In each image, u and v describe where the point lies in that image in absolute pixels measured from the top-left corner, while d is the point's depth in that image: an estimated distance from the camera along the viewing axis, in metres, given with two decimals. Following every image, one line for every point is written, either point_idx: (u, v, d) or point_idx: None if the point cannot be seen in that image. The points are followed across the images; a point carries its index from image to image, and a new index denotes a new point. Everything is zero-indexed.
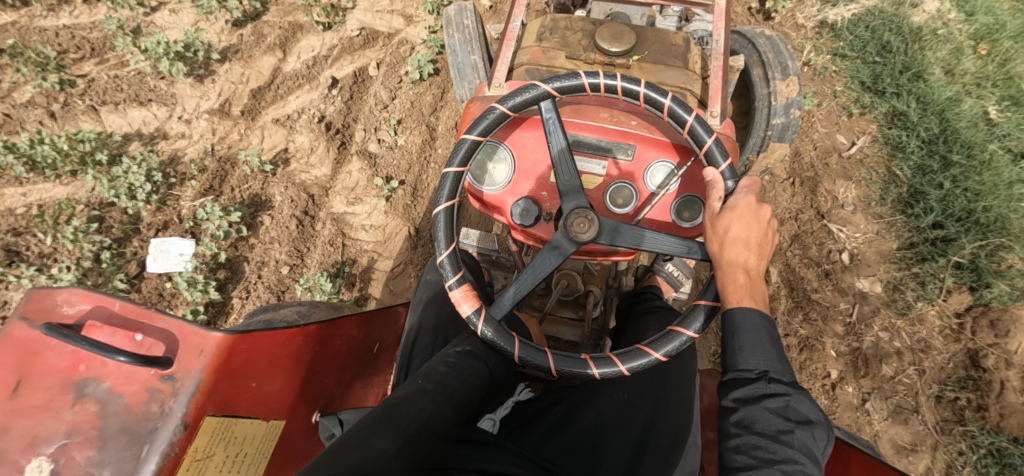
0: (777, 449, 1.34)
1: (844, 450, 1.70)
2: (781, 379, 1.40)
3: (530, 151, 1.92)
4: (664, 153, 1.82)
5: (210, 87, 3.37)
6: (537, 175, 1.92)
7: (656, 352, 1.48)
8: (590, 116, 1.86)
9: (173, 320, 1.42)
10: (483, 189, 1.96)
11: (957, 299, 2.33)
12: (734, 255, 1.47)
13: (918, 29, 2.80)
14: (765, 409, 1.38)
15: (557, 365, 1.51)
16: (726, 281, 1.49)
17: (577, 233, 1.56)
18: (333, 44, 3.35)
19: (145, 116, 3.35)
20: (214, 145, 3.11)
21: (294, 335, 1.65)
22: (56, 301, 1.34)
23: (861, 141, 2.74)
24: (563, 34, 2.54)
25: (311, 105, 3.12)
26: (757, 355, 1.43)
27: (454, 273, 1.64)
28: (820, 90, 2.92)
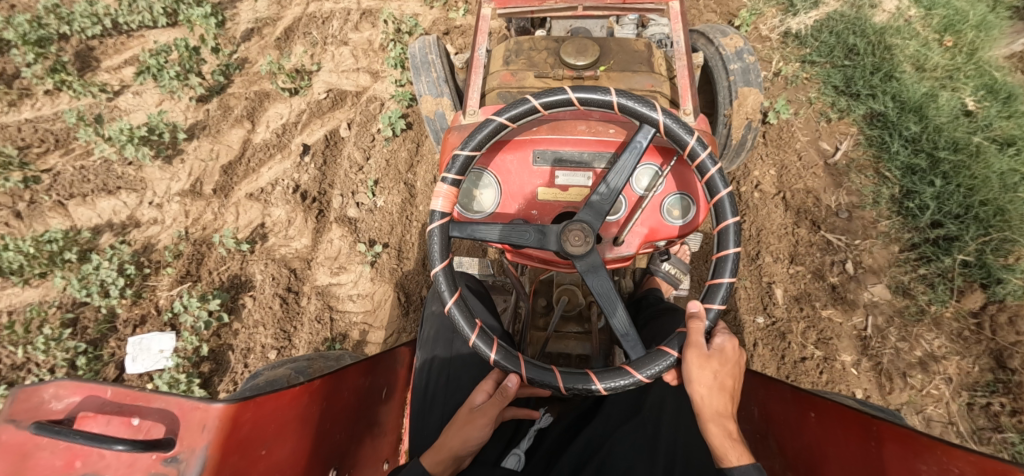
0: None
1: (872, 424, 1.52)
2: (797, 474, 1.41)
3: (513, 176, 1.82)
4: (646, 156, 1.75)
5: (180, 167, 3.28)
6: (525, 196, 1.83)
7: (639, 375, 1.44)
8: (568, 132, 1.81)
9: (171, 397, 1.35)
10: (472, 216, 1.85)
11: (971, 299, 2.26)
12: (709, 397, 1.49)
13: (882, 29, 2.79)
14: None
15: (564, 384, 1.44)
16: (722, 438, 1.49)
17: (574, 247, 1.56)
18: (302, 110, 3.29)
19: (115, 205, 3.25)
20: (189, 228, 3.00)
21: (298, 394, 1.57)
22: (43, 397, 1.27)
23: (845, 146, 2.68)
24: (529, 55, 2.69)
25: (285, 174, 3.04)
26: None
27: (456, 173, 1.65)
28: (794, 98, 2.87)
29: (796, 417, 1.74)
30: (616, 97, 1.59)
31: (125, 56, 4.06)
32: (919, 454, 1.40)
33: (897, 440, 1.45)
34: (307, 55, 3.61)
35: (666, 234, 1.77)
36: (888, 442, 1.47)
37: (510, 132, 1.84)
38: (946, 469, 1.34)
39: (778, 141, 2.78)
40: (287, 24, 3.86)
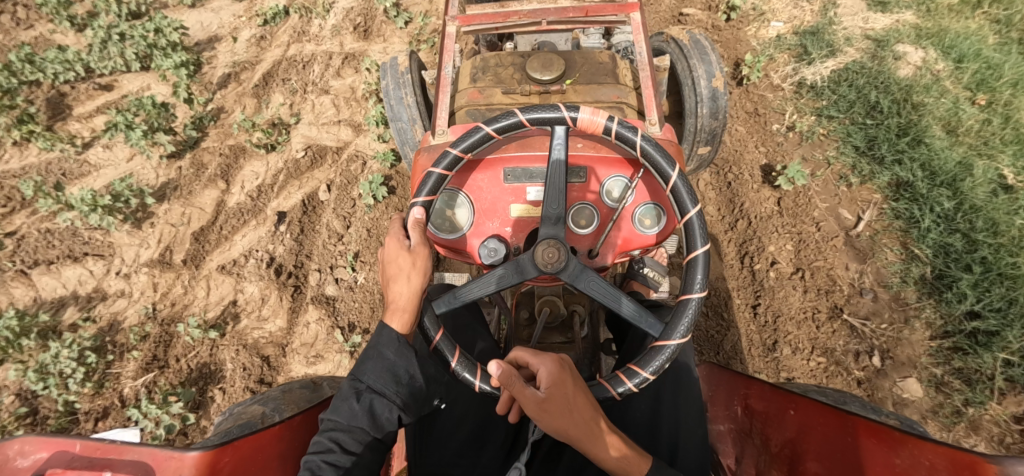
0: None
1: (846, 418, 1.38)
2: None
3: (483, 193, 1.76)
4: (615, 169, 1.73)
5: (150, 231, 3.07)
6: (498, 212, 1.76)
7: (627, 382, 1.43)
8: (537, 148, 1.79)
9: (144, 448, 1.28)
10: (441, 235, 1.77)
11: (1012, 402, 2.05)
12: (573, 396, 1.34)
13: (907, 85, 2.57)
14: None
15: None
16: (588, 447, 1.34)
17: (544, 266, 1.48)
18: (279, 169, 3.07)
19: (81, 274, 3.04)
20: (156, 304, 2.79)
21: (279, 431, 1.47)
22: (7, 454, 1.21)
23: (868, 215, 2.44)
24: (495, 71, 2.78)
25: (259, 244, 2.81)
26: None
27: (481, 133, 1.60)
28: (810, 157, 2.64)
29: (774, 411, 1.58)
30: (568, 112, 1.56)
31: (98, 102, 3.85)
32: (894, 448, 1.26)
33: (871, 434, 1.31)
34: (286, 104, 3.39)
35: (639, 245, 1.74)
36: (863, 437, 1.32)
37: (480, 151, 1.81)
38: (921, 463, 1.21)
39: (794, 207, 2.53)
40: (266, 68, 3.64)
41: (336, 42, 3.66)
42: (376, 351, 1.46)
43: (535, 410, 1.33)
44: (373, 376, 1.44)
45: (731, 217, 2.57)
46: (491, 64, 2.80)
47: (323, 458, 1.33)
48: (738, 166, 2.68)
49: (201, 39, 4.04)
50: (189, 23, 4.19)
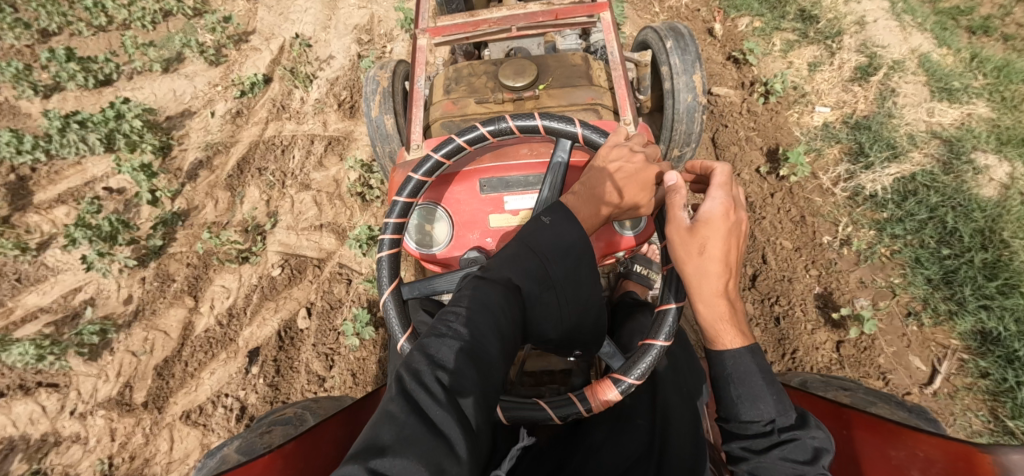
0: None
1: (845, 411, 1.57)
2: (790, 424, 1.31)
3: (461, 205, 1.89)
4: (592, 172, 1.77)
5: (109, 360, 2.70)
6: (478, 224, 1.89)
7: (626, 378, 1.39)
8: (511, 157, 1.93)
9: None
10: (430, 252, 1.91)
11: None
12: (711, 244, 1.32)
13: (992, 210, 2.21)
14: (780, 458, 1.27)
15: (553, 413, 1.39)
16: (710, 307, 1.36)
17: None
18: (252, 287, 2.69)
19: (31, 411, 2.67)
20: (114, 458, 2.44)
21: (270, 461, 1.51)
22: None
23: (945, 366, 2.06)
24: (469, 82, 2.87)
25: (229, 386, 2.45)
26: (759, 404, 1.33)
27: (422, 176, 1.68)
28: (871, 284, 2.26)
29: None
30: (511, 121, 1.65)
31: (59, 189, 3.46)
32: (894, 439, 1.41)
33: (869, 429, 1.47)
34: (262, 199, 2.99)
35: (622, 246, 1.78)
36: (860, 429, 1.50)
37: (458, 165, 1.93)
38: (918, 454, 1.35)
39: (854, 353, 2.14)
40: (242, 152, 3.26)
41: (319, 122, 3.26)
42: (554, 230, 1.40)
43: (679, 236, 1.36)
44: (554, 257, 1.37)
45: (782, 366, 2.17)
46: (464, 74, 2.91)
47: (418, 374, 1.11)
48: (788, 297, 2.29)
49: (174, 112, 3.66)
50: (162, 92, 3.81)
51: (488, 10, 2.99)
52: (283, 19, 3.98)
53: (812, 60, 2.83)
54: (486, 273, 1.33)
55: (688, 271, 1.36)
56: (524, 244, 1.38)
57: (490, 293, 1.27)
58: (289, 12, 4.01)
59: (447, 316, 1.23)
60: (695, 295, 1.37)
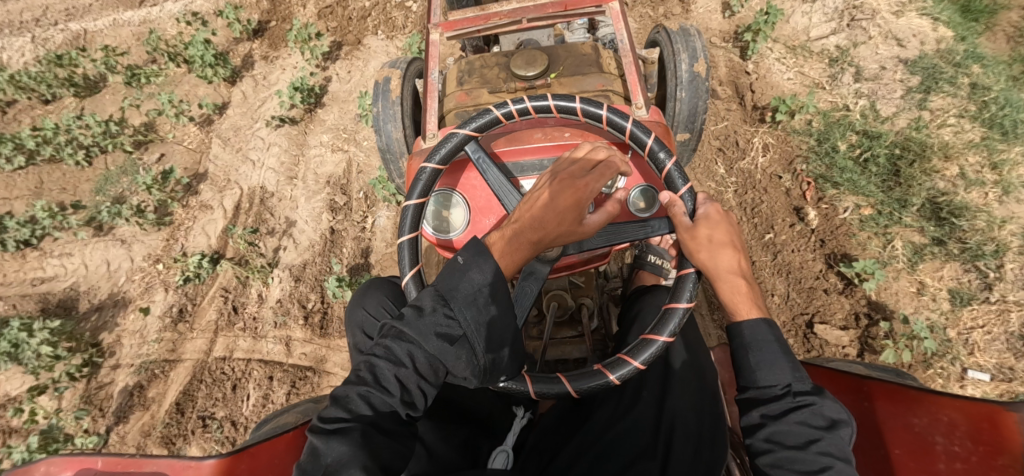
0: (811, 460, 1.26)
1: (861, 383, 1.59)
2: (807, 390, 1.33)
3: (478, 189, 1.88)
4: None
5: None
6: (493, 210, 1.86)
7: (610, 375, 1.45)
8: (524, 141, 1.95)
9: (162, 460, 1.43)
10: (445, 238, 1.87)
11: None
12: (716, 234, 1.50)
13: None
14: (795, 422, 1.30)
15: (573, 387, 1.46)
16: (729, 290, 1.46)
17: (545, 253, 1.56)
18: None
19: None
20: None
21: (296, 436, 1.54)
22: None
23: None
24: (481, 73, 2.77)
25: None
26: (774, 370, 1.36)
27: (442, 157, 1.76)
28: None
29: None
30: (551, 100, 1.73)
31: None
32: (913, 408, 1.45)
33: (889, 399, 1.50)
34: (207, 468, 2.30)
35: None
36: (879, 401, 1.52)
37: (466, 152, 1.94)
38: (940, 419, 1.40)
39: None
40: (184, 380, 2.50)
41: (281, 339, 2.51)
42: (464, 271, 1.40)
43: (684, 233, 1.51)
44: (467, 301, 1.37)
45: None
46: (476, 66, 2.87)
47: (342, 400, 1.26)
48: None
49: (105, 297, 2.89)
50: (95, 263, 3.04)
51: (498, 3, 2.84)
52: (240, 159, 3.19)
53: (953, 284, 2.09)
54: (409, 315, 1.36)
55: (702, 261, 1.49)
56: (440, 290, 1.38)
57: (401, 342, 1.34)
58: (247, 149, 3.22)
59: (376, 365, 1.31)
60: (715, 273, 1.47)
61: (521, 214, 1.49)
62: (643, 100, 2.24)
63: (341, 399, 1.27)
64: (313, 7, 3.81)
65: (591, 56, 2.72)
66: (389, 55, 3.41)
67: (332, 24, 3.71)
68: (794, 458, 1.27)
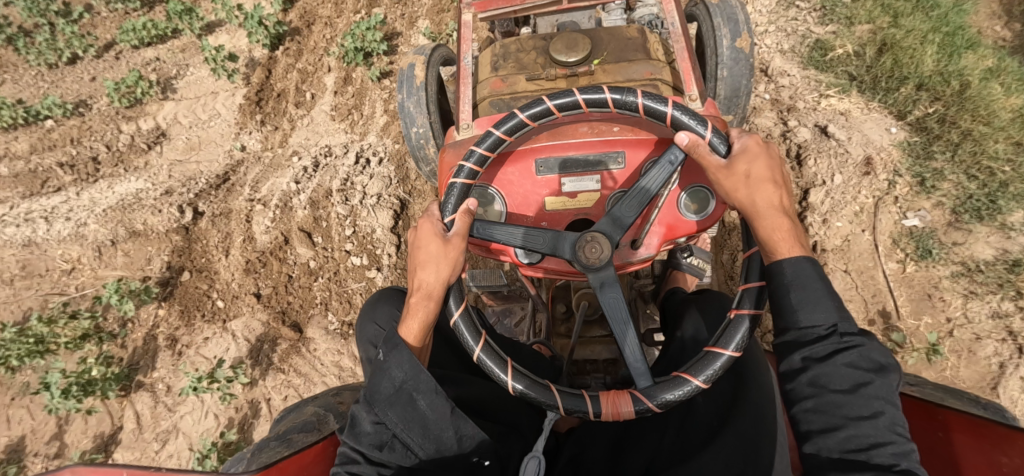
0: (863, 403, 1.36)
1: (938, 411, 1.66)
2: (852, 331, 1.41)
3: (517, 185, 1.84)
4: (654, 152, 1.79)
5: None
6: (532, 207, 1.85)
7: (665, 395, 1.43)
8: (569, 135, 1.84)
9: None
10: (482, 237, 1.84)
11: None
12: (754, 169, 1.53)
13: None
14: (840, 364, 1.39)
15: (614, 410, 1.44)
16: (769, 229, 1.50)
17: (588, 259, 1.53)
18: None
19: None
20: None
21: (322, 450, 1.67)
22: None
23: None
24: (516, 64, 2.97)
25: None
26: (816, 310, 1.42)
27: (471, 165, 1.67)
28: None
29: None
30: (576, 96, 1.62)
31: None
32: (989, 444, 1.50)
33: (967, 432, 1.56)
34: None
35: (685, 232, 1.78)
36: (958, 431, 1.58)
37: (511, 145, 1.87)
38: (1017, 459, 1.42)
39: None
40: None
41: None
42: (385, 369, 1.52)
43: (722, 175, 1.53)
44: (389, 401, 1.49)
45: None
46: (512, 52, 3.04)
47: None
48: None
49: None
50: None
51: None
52: None
53: None
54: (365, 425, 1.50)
55: (741, 199, 1.53)
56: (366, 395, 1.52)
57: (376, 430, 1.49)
58: None
59: None
60: (754, 211, 1.52)
61: (418, 288, 1.62)
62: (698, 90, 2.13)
63: None
64: (238, 254, 2.64)
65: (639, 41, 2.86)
66: (341, 376, 2.40)
67: (264, 287, 2.56)
68: (848, 430, 1.35)
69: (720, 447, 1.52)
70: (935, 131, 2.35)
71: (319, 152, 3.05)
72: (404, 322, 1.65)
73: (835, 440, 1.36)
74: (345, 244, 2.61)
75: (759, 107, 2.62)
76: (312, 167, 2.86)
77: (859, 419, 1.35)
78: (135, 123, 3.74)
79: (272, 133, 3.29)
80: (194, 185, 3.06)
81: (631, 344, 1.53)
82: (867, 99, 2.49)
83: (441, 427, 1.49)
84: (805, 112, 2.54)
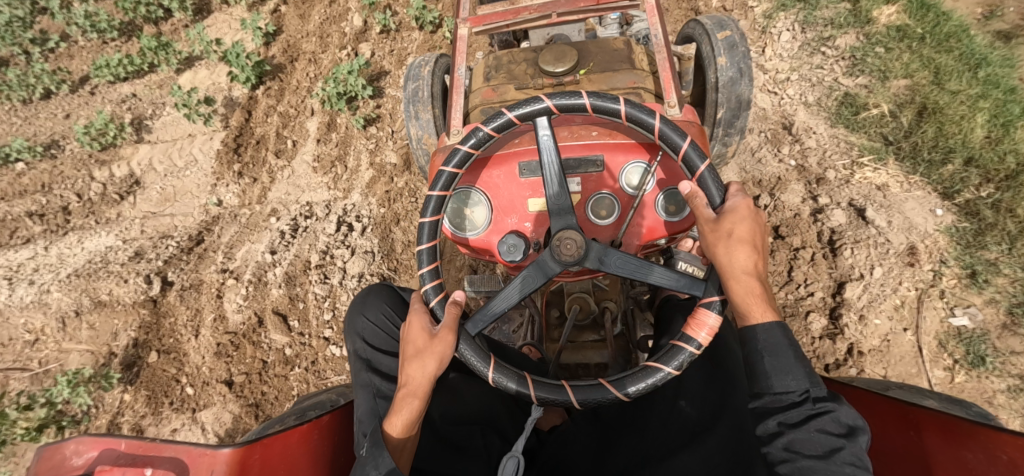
0: (831, 467, 1.33)
1: (907, 412, 1.59)
2: (824, 398, 1.42)
3: (499, 187, 1.99)
4: (634, 155, 1.93)
5: None
6: (515, 209, 1.98)
7: (615, 390, 1.51)
8: None
9: (180, 447, 1.57)
10: (465, 236, 2.01)
11: None
12: (738, 229, 1.56)
13: None
14: (814, 430, 1.38)
15: (577, 397, 1.51)
16: (744, 291, 1.53)
17: (563, 255, 1.62)
18: None
19: None
20: None
21: (308, 431, 1.75)
22: (66, 453, 1.49)
23: None
24: (514, 72, 2.74)
25: None
26: (787, 377, 1.45)
27: (449, 173, 1.75)
28: None
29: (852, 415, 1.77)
30: (547, 102, 1.69)
31: None
32: (964, 444, 1.46)
33: (937, 431, 1.52)
34: None
35: (663, 232, 1.91)
36: (929, 433, 1.53)
37: (493, 150, 2.02)
38: (997, 458, 1.39)
39: None
40: None
41: None
42: (365, 466, 1.51)
43: (707, 227, 1.60)
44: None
45: None
46: (509, 64, 2.80)
47: None
48: None
49: None
50: None
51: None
52: None
53: None
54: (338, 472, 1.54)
55: (719, 257, 1.56)
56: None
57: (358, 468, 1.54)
58: None
59: None
60: (730, 272, 1.55)
61: (409, 389, 1.61)
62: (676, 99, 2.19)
63: None
64: (209, 335, 2.46)
65: (625, 52, 2.79)
66: None
67: (238, 373, 2.36)
68: None
69: (692, 454, 1.62)
70: (990, 221, 2.10)
71: (299, 211, 2.80)
72: (388, 418, 1.61)
73: None
74: (324, 329, 2.44)
75: (785, 177, 2.37)
76: (290, 232, 2.65)
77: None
78: (108, 169, 3.50)
79: (250, 187, 3.04)
80: (161, 251, 2.75)
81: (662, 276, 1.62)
82: (907, 171, 2.25)
83: None
84: (838, 188, 2.29)
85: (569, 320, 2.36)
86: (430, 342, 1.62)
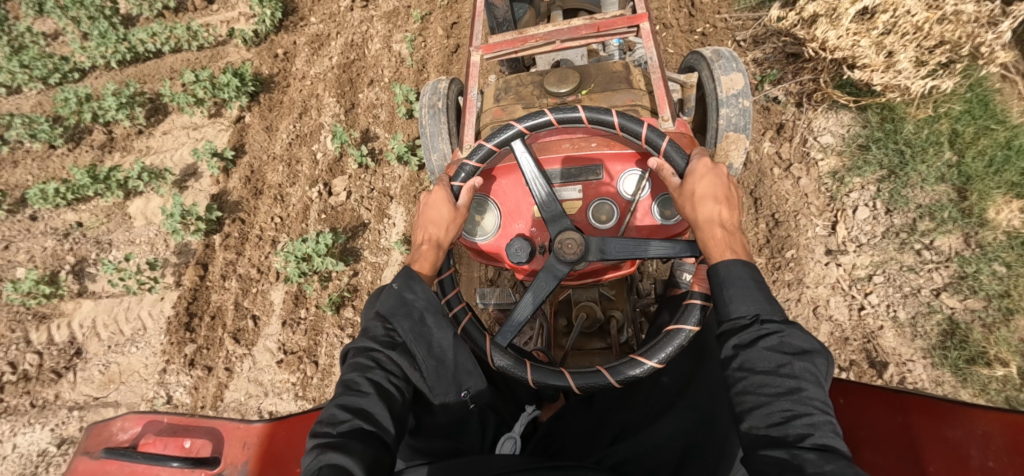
0: (780, 381, 1.18)
1: (897, 394, 1.24)
2: (774, 319, 1.26)
3: (505, 196, 1.81)
4: (631, 164, 1.75)
5: None
6: (521, 214, 1.81)
7: (649, 360, 1.41)
8: (553, 151, 1.82)
9: (217, 420, 1.47)
10: (473, 241, 1.84)
11: None
12: (698, 188, 1.48)
13: None
14: (763, 348, 1.23)
15: (575, 383, 1.42)
16: (704, 239, 1.43)
17: (566, 255, 1.54)
18: None
19: None
20: None
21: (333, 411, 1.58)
22: (112, 430, 1.41)
23: None
24: (518, 91, 2.25)
25: None
26: (743, 299, 1.29)
27: (475, 159, 1.67)
28: None
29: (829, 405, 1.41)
30: (550, 115, 1.62)
31: None
32: (948, 418, 1.16)
33: (923, 410, 1.19)
34: None
35: (664, 235, 1.72)
36: (915, 414, 1.20)
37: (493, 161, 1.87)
38: (980, 432, 1.12)
39: None
40: None
41: None
42: (398, 293, 1.48)
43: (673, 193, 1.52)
44: (403, 316, 1.44)
45: None
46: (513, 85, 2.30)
47: (352, 386, 1.33)
48: None
49: None
50: None
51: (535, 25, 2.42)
52: None
53: None
54: (365, 348, 1.41)
55: (686, 214, 1.49)
56: (382, 313, 1.47)
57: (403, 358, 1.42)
58: None
59: (347, 382, 1.34)
60: (694, 223, 1.47)
61: (426, 238, 1.62)
62: (670, 113, 2.04)
63: (322, 419, 1.29)
64: None
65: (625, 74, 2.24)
66: None
67: None
68: (768, 407, 1.16)
69: (690, 404, 1.51)
70: None
71: None
72: (414, 263, 1.61)
73: (760, 421, 1.16)
74: None
75: None
76: None
77: (778, 397, 1.17)
78: (47, 328, 2.96)
79: (203, 380, 2.54)
80: None
81: (658, 248, 1.55)
82: None
83: (443, 347, 1.44)
84: None
85: (576, 329, 1.89)
86: (454, 219, 1.65)
